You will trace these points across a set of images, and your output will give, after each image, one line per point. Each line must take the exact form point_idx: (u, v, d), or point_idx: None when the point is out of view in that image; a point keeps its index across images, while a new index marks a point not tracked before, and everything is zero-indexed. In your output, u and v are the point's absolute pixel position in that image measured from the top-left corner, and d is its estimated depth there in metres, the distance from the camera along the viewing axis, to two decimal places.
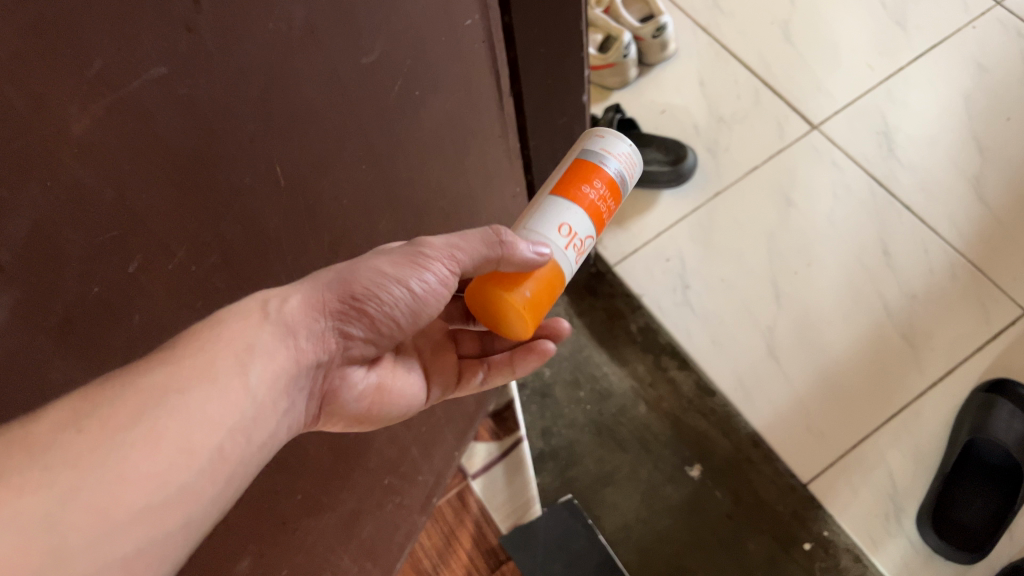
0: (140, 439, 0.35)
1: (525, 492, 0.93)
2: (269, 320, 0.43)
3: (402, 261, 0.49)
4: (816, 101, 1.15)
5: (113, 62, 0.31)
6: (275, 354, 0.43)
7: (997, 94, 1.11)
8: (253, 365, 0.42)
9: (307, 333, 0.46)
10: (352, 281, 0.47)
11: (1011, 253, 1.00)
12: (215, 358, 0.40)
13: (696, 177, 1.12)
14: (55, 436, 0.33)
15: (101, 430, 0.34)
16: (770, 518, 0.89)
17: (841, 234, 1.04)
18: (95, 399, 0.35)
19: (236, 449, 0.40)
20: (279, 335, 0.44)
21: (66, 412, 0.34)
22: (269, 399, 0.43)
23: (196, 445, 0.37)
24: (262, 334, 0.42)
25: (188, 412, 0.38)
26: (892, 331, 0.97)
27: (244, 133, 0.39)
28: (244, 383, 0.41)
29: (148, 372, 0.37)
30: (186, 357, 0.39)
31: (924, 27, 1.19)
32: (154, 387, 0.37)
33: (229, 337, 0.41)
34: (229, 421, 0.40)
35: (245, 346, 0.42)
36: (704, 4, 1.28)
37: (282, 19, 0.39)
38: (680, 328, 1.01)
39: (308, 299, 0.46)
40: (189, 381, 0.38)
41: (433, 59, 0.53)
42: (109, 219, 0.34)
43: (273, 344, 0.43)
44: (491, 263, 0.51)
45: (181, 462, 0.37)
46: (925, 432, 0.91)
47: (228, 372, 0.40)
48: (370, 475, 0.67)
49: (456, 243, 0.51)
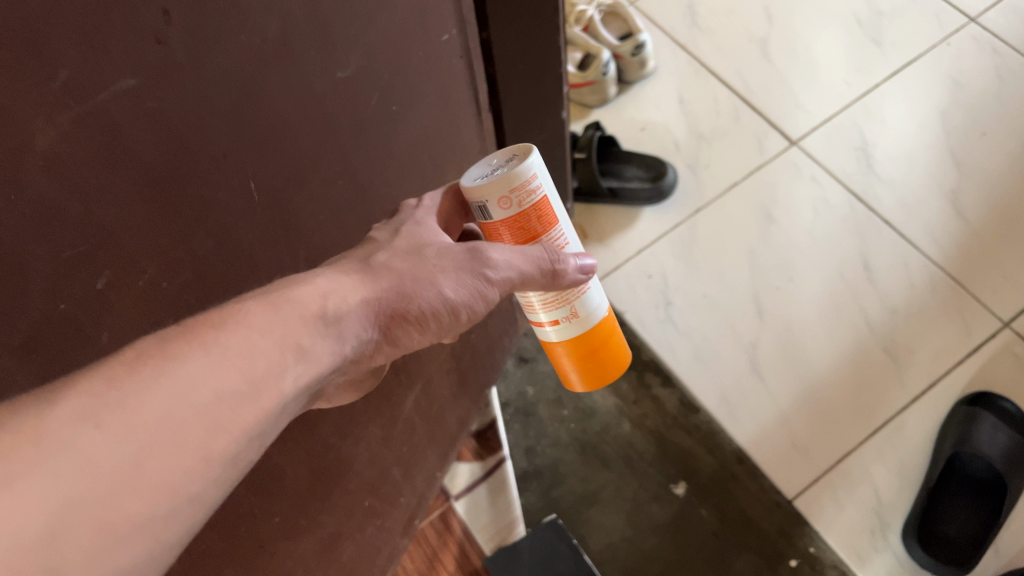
0: (159, 444, 0.34)
1: (509, 513, 0.95)
2: (320, 323, 0.42)
3: (465, 285, 0.49)
4: (794, 118, 1.20)
5: (80, 74, 0.31)
6: (318, 357, 0.42)
7: (972, 109, 1.17)
8: (293, 367, 0.40)
9: (353, 340, 0.45)
10: (410, 299, 0.48)
11: (988, 266, 1.05)
12: (258, 355, 0.39)
13: (676, 194, 1.16)
14: (69, 430, 0.32)
15: (120, 429, 0.33)
16: (756, 536, 0.92)
17: (820, 248, 1.09)
18: (117, 391, 0.34)
19: (250, 456, 0.38)
20: (318, 330, 0.42)
21: (79, 407, 0.33)
22: (293, 405, 0.41)
23: (216, 454, 0.36)
24: (307, 333, 0.41)
25: (217, 415, 0.36)
26: (874, 345, 1.01)
27: (216, 147, 0.39)
28: (280, 386, 0.39)
29: (181, 365, 0.36)
30: (227, 349, 0.38)
31: (899, 43, 1.25)
32: (186, 383, 0.36)
33: (272, 331, 0.40)
34: (255, 427, 0.38)
35: (293, 345, 0.40)
36: (682, 23, 1.33)
37: (255, 32, 0.39)
38: (664, 345, 1.05)
39: (365, 302, 0.46)
40: (226, 379, 0.37)
41: (409, 74, 0.54)
42: (76, 236, 0.33)
43: (316, 347, 0.42)
44: (537, 287, 0.52)
45: (196, 472, 0.35)
46: (908, 446, 0.95)
47: (268, 374, 0.39)
48: (348, 497, 0.71)
49: (516, 264, 0.50)
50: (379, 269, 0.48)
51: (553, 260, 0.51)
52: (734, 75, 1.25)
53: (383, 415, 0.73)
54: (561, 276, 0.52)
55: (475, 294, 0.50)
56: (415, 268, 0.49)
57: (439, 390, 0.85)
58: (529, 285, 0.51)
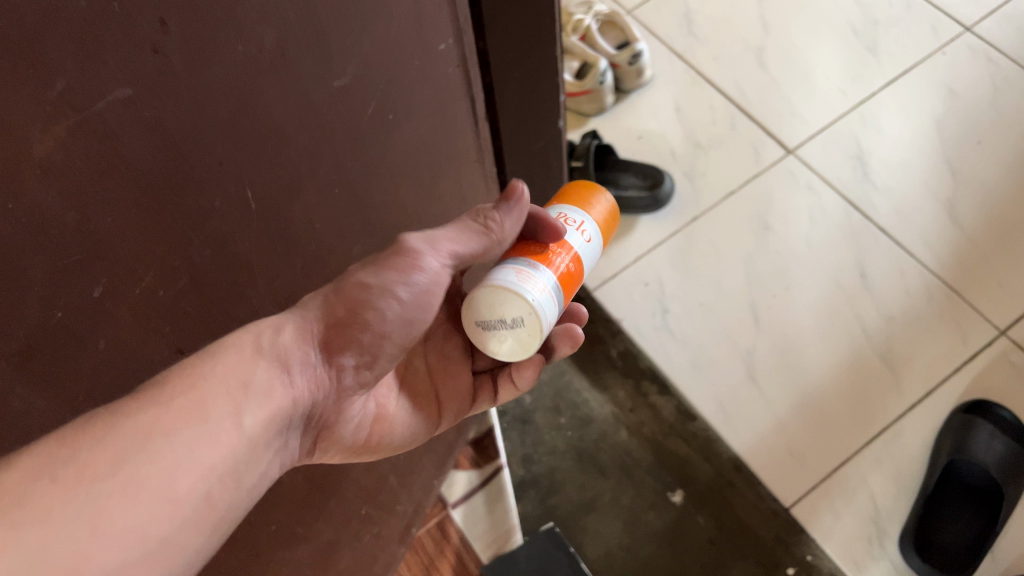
0: (118, 489, 0.36)
1: (506, 521, 0.95)
2: (261, 354, 0.45)
3: (389, 267, 0.50)
4: (790, 127, 1.21)
5: (77, 84, 0.31)
6: (267, 394, 0.45)
7: (968, 118, 1.18)
8: (246, 406, 0.43)
9: (296, 366, 0.48)
10: (338, 297, 0.49)
11: (984, 274, 1.05)
12: (207, 397, 0.41)
13: (674, 202, 1.16)
14: (33, 484, 0.34)
15: (78, 479, 0.35)
16: (753, 543, 0.92)
17: (817, 256, 1.10)
18: (74, 443, 0.35)
19: (224, 496, 0.41)
20: (263, 364, 0.45)
21: (41, 458, 0.35)
22: (260, 441, 0.44)
23: (182, 495, 0.38)
24: (257, 370, 0.44)
25: (175, 459, 0.39)
26: (870, 353, 1.02)
27: (213, 155, 0.39)
28: (236, 427, 0.42)
29: (133, 415, 0.38)
30: (176, 395, 0.40)
31: (894, 53, 1.26)
32: (140, 429, 0.38)
33: (224, 372, 0.43)
34: (219, 466, 0.41)
35: (241, 384, 0.43)
36: (679, 32, 1.33)
37: (252, 42, 0.39)
38: (661, 352, 1.05)
39: (298, 330, 0.48)
40: (177, 423, 0.40)
41: (405, 83, 0.55)
42: (74, 243, 0.34)
43: (264, 383, 0.45)
44: (473, 248, 0.54)
45: (165, 513, 0.38)
46: (905, 454, 0.95)
47: (221, 414, 0.42)
48: (345, 505, 0.71)
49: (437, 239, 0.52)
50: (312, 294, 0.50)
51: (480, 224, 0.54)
52: (730, 83, 1.26)
53: None
54: (497, 230, 0.54)
55: (408, 273, 0.50)
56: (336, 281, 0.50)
57: None
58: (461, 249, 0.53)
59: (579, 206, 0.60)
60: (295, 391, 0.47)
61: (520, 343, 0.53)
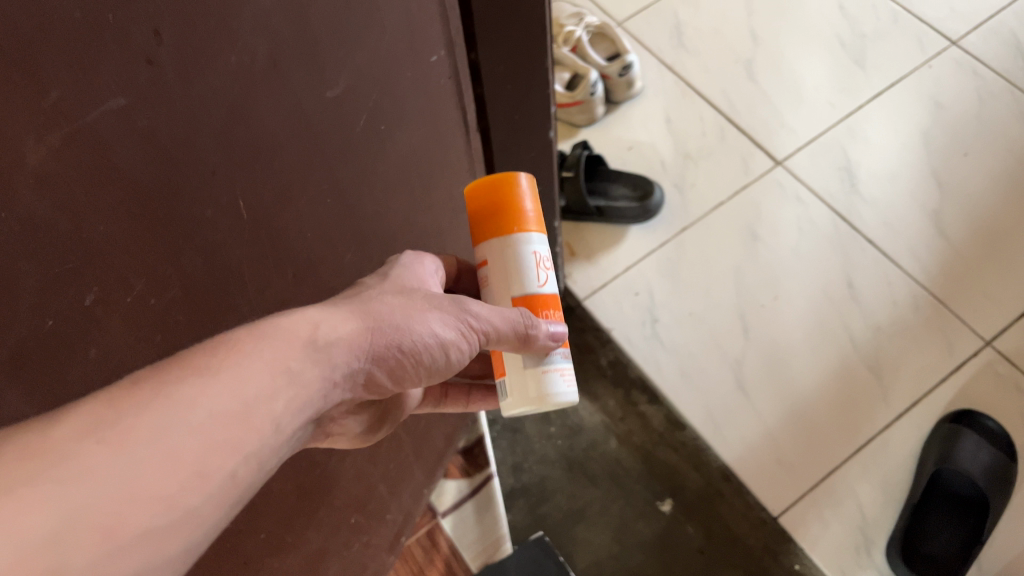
0: (155, 455, 0.33)
1: (496, 529, 0.95)
2: (311, 347, 0.41)
3: (450, 321, 0.48)
4: (779, 139, 1.22)
5: (71, 93, 0.31)
6: (308, 382, 0.41)
7: (954, 130, 1.19)
8: (285, 390, 0.39)
9: (342, 367, 0.43)
10: (406, 334, 0.46)
11: (970, 285, 1.06)
12: (252, 375, 0.38)
13: (663, 213, 1.17)
14: (72, 444, 0.32)
15: (117, 441, 0.33)
16: (741, 552, 0.92)
17: (804, 267, 1.11)
18: (118, 409, 0.33)
19: (248, 475, 0.37)
20: (309, 356, 0.41)
21: (83, 420, 0.32)
22: (292, 427, 0.40)
23: (211, 469, 0.35)
24: (302, 357, 0.41)
25: (212, 433, 0.35)
26: (858, 364, 1.02)
27: (205, 166, 0.40)
28: (273, 408, 0.38)
29: (178, 385, 0.35)
30: (220, 367, 0.37)
31: (882, 66, 1.27)
32: (182, 400, 0.35)
33: (268, 353, 0.39)
34: (248, 445, 0.37)
35: (284, 367, 0.39)
36: (669, 43, 1.35)
37: (244, 53, 0.39)
38: (650, 362, 1.06)
39: (357, 332, 0.44)
40: (220, 396, 0.36)
41: (397, 94, 0.55)
42: (66, 252, 0.34)
43: (304, 371, 0.41)
44: (511, 346, 0.51)
45: (192, 485, 0.34)
46: (892, 463, 0.96)
47: (261, 395, 0.38)
48: (334, 514, 0.71)
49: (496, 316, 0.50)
50: (371, 300, 0.47)
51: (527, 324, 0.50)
52: (720, 95, 1.27)
53: None
54: (530, 345, 0.51)
55: (460, 335, 0.49)
56: (399, 305, 0.47)
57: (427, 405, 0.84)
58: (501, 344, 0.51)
59: (524, 229, 0.54)
60: (331, 389, 0.43)
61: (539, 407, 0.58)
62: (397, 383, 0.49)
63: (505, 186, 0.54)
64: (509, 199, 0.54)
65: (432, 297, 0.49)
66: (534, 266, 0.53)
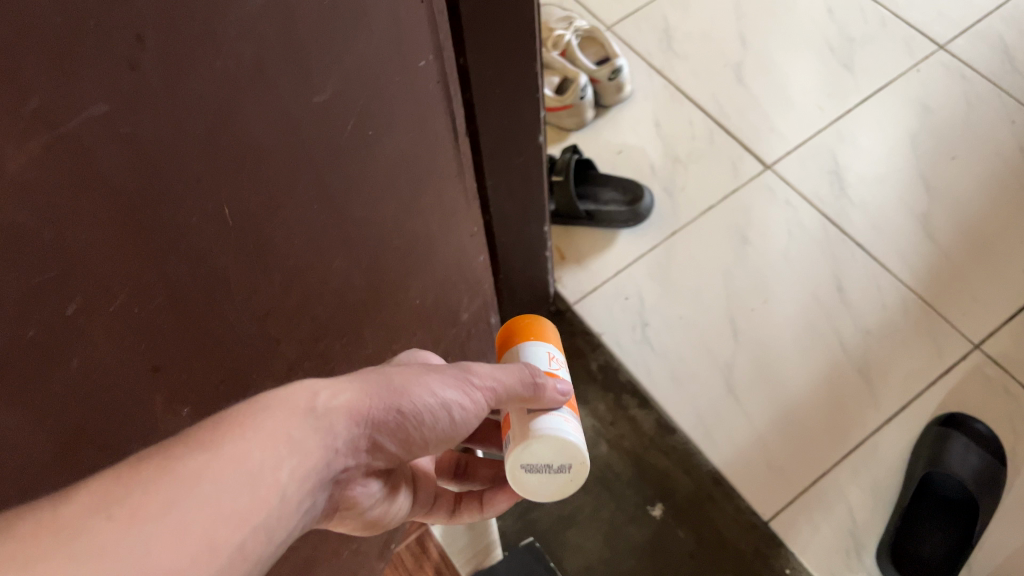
0: (166, 530, 0.35)
1: (487, 535, 0.93)
2: (311, 415, 0.43)
3: (448, 381, 0.50)
4: (768, 142, 1.22)
5: (50, 100, 0.31)
6: (309, 453, 0.43)
7: (942, 134, 1.20)
8: (288, 460, 0.41)
9: (342, 434, 0.45)
10: (408, 397, 0.47)
11: (958, 288, 1.07)
12: (253, 448, 0.40)
13: (653, 217, 1.17)
14: (85, 521, 0.34)
15: (129, 518, 0.35)
16: (732, 556, 0.92)
17: (794, 271, 1.11)
18: (130, 485, 0.35)
19: (256, 546, 0.39)
20: (309, 424, 0.43)
21: (94, 499, 0.34)
22: (296, 496, 0.42)
23: (220, 543, 0.37)
24: (303, 427, 0.42)
25: (218, 507, 0.37)
26: (848, 367, 1.03)
27: (191, 172, 0.39)
28: (277, 478, 0.40)
29: (183, 462, 0.37)
30: (222, 441, 0.39)
31: (870, 69, 1.28)
32: (187, 477, 0.37)
33: (267, 424, 0.41)
34: (254, 518, 0.39)
35: (285, 440, 0.41)
36: (658, 47, 1.35)
37: (230, 57, 0.39)
38: (640, 366, 1.06)
39: (354, 401, 0.46)
40: (225, 471, 0.38)
41: (386, 99, 0.54)
42: (46, 261, 0.33)
43: (306, 440, 0.42)
44: (522, 402, 0.52)
45: (200, 557, 0.36)
46: (882, 467, 0.96)
47: (265, 466, 0.40)
48: (323, 522, 0.71)
49: (499, 374, 0.51)
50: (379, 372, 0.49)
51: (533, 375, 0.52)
52: (709, 99, 1.27)
53: None
54: (541, 398, 0.52)
55: (462, 395, 0.50)
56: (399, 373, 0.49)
57: None
58: (512, 402, 0.52)
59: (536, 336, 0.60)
60: (330, 461, 0.44)
61: (558, 485, 0.55)
62: (406, 451, 0.50)
63: (520, 321, 0.62)
64: (523, 326, 0.61)
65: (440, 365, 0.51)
66: (542, 358, 0.58)
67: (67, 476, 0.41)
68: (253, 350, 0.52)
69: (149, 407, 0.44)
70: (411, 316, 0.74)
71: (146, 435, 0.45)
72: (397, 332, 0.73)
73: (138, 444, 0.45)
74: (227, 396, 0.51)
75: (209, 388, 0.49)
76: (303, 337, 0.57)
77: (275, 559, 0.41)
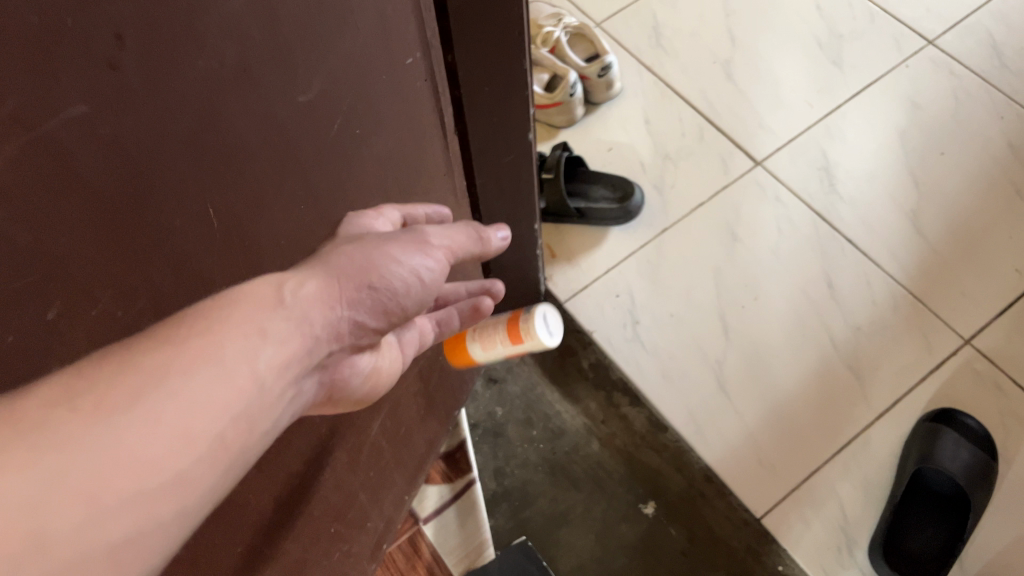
0: (138, 420, 0.31)
1: (478, 534, 0.94)
2: (282, 308, 0.39)
3: (410, 245, 0.48)
4: (758, 139, 1.22)
5: (27, 101, 0.30)
6: (287, 340, 0.39)
7: (931, 130, 1.20)
8: (264, 350, 0.37)
9: (319, 323, 0.42)
10: (376, 271, 0.45)
11: (948, 284, 1.07)
12: (224, 339, 0.36)
13: (643, 214, 1.17)
14: (43, 416, 0.30)
15: (95, 409, 0.31)
16: (724, 554, 0.92)
17: (784, 268, 1.11)
18: (89, 380, 0.31)
19: (238, 439, 0.36)
20: (280, 315, 0.39)
21: (52, 392, 0.30)
22: (276, 388, 0.38)
23: (198, 431, 0.33)
24: (275, 320, 0.39)
25: (193, 393, 0.33)
26: (838, 363, 1.03)
27: (174, 173, 0.39)
28: (253, 368, 0.36)
29: (149, 353, 0.33)
30: (191, 335, 0.35)
31: (859, 66, 1.28)
32: (153, 367, 0.33)
33: (239, 320, 0.37)
34: (235, 407, 0.35)
35: (258, 329, 0.37)
36: (647, 44, 1.34)
37: (213, 57, 0.38)
38: (632, 363, 1.05)
39: (322, 288, 0.42)
40: (196, 360, 0.34)
41: (372, 98, 0.54)
42: (25, 265, 0.33)
43: (280, 330, 0.39)
44: (470, 252, 0.55)
45: (178, 447, 0.32)
46: (873, 463, 0.96)
47: (239, 357, 0.36)
48: (313, 524, 0.71)
49: (451, 235, 0.53)
50: (334, 254, 0.45)
51: (479, 233, 0.56)
52: (699, 96, 1.27)
53: (351, 439, 0.72)
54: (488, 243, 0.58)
55: (425, 257, 0.49)
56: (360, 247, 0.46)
57: (406, 411, 0.83)
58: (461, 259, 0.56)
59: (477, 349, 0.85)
60: (314, 343, 0.41)
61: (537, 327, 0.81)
62: (385, 324, 0.48)
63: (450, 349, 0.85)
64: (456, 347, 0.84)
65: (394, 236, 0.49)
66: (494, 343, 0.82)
67: None
68: None
69: None
70: None
71: None
72: None
73: None
74: None
75: None
76: None
77: (260, 452, 0.38)
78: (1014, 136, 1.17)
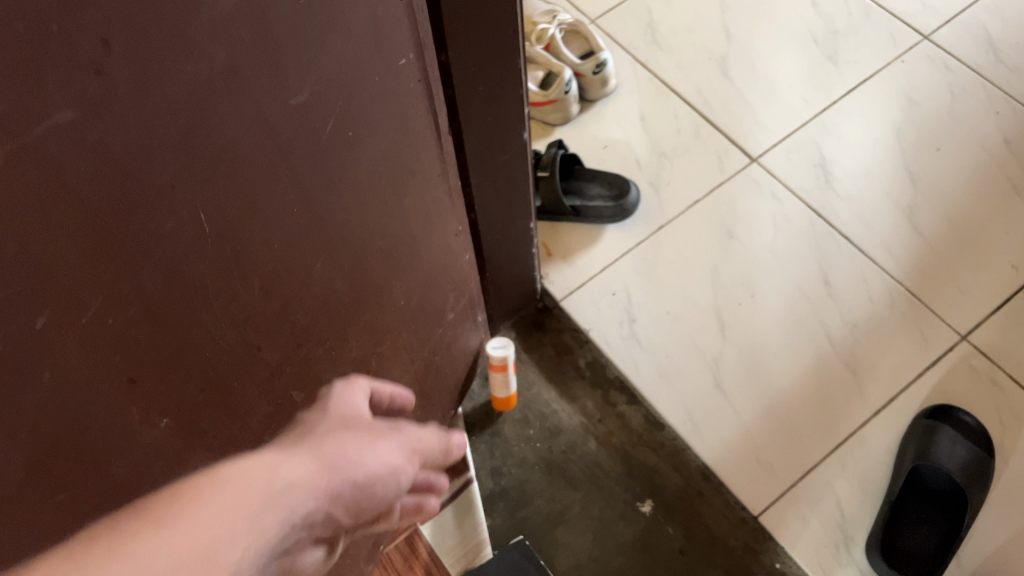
0: None
1: (476, 534, 0.94)
2: (271, 498, 0.39)
3: (388, 444, 0.51)
4: (754, 136, 1.22)
5: (13, 109, 0.30)
6: (269, 542, 0.38)
7: (927, 126, 1.19)
8: (252, 544, 0.37)
9: (301, 510, 0.41)
10: (357, 467, 0.46)
11: (944, 280, 1.07)
12: (211, 526, 0.35)
13: (639, 212, 1.16)
14: None
15: None
16: (722, 552, 0.92)
17: (781, 265, 1.10)
18: (74, 560, 0.31)
19: None
20: (268, 509, 0.39)
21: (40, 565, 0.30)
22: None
23: None
24: (264, 513, 0.38)
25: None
26: (835, 361, 1.03)
27: (163, 178, 0.38)
28: (235, 554, 0.35)
29: (137, 539, 0.33)
30: (179, 517, 0.35)
31: (854, 62, 1.28)
32: (137, 553, 0.32)
33: (225, 503, 0.37)
34: None
35: (245, 523, 0.37)
36: (642, 41, 1.34)
37: (202, 60, 0.38)
38: (628, 361, 1.05)
39: (313, 474, 0.43)
40: (182, 544, 0.34)
41: (365, 100, 0.53)
42: (12, 275, 0.32)
43: (262, 521, 0.38)
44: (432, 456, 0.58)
45: None
46: (870, 460, 0.96)
47: (224, 543, 0.35)
48: None
49: (421, 436, 0.57)
50: (321, 438, 0.46)
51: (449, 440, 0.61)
52: (694, 92, 1.27)
53: None
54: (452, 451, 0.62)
55: (400, 461, 0.51)
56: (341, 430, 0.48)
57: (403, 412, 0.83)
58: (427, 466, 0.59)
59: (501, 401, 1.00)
60: (292, 529, 0.40)
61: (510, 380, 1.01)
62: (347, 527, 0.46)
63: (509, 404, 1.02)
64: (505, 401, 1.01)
65: (376, 426, 0.51)
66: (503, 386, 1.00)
67: (41, 497, 0.39)
68: (235, 357, 0.50)
69: (125, 420, 0.43)
70: (397, 318, 0.73)
71: (124, 449, 0.43)
72: (384, 334, 0.72)
73: (116, 459, 0.43)
74: (207, 405, 0.50)
75: (189, 397, 0.48)
76: (284, 343, 0.56)
77: None
78: (1011, 131, 1.17)
